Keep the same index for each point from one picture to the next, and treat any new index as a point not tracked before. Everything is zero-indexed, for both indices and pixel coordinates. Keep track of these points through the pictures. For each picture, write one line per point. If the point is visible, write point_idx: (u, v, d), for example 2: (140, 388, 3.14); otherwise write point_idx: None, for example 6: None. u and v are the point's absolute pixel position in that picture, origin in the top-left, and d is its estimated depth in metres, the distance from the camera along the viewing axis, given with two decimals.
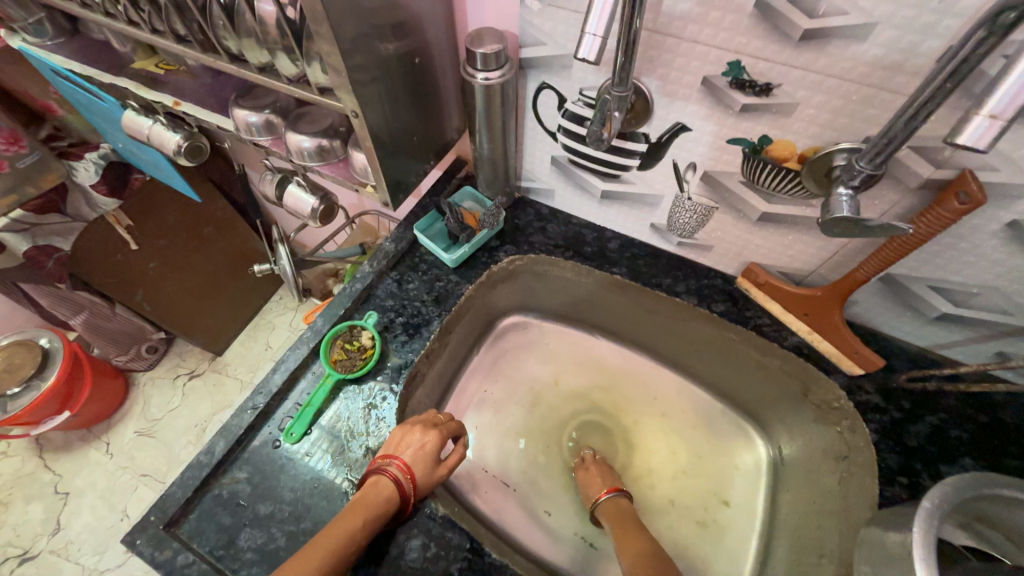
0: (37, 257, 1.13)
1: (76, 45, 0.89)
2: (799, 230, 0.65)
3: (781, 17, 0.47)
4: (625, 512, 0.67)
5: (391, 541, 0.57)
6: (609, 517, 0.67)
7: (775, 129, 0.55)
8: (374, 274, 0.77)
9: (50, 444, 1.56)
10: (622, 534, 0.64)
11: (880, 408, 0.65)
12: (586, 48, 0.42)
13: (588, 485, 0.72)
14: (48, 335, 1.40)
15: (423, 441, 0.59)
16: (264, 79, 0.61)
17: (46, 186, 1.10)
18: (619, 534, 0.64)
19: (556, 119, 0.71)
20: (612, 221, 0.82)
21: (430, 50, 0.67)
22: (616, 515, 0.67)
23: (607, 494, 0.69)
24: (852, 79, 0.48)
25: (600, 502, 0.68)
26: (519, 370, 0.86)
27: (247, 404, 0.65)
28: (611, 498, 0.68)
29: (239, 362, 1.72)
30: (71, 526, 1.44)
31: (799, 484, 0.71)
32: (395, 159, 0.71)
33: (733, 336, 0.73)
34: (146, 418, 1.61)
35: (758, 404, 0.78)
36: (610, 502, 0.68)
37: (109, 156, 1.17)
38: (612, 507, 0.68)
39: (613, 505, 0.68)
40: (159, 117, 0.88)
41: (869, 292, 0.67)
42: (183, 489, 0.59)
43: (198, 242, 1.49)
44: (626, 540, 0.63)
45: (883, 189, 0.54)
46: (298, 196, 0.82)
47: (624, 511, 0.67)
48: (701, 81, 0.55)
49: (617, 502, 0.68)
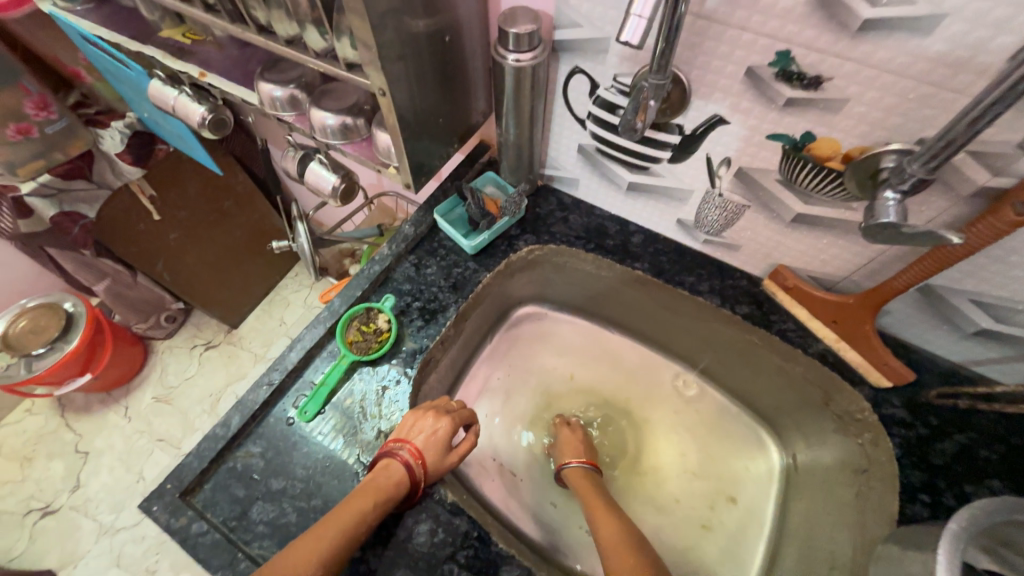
0: (64, 223, 1.15)
1: (105, 11, 0.88)
2: (835, 234, 0.62)
3: (839, 6, 0.44)
4: (596, 482, 0.67)
5: (399, 524, 0.58)
6: (580, 485, 0.67)
7: (820, 125, 0.52)
8: (392, 257, 0.76)
9: (72, 405, 1.61)
10: (594, 503, 0.64)
11: (906, 422, 0.63)
12: (630, 31, 0.40)
13: (564, 450, 0.72)
14: (72, 299, 1.44)
15: (435, 427, 0.59)
16: (293, 53, 0.59)
17: (73, 153, 1.11)
18: (591, 504, 0.64)
19: (586, 106, 0.68)
20: (636, 215, 0.79)
21: (461, 29, 0.65)
22: (588, 487, 0.66)
23: (578, 463, 0.69)
24: (911, 76, 0.45)
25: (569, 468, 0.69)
26: (532, 360, 0.85)
27: (263, 380, 0.65)
28: (582, 468, 0.68)
29: (254, 336, 1.74)
30: (90, 484, 1.50)
31: (812, 494, 0.70)
32: (418, 141, 0.70)
33: (755, 339, 0.72)
34: (163, 385, 1.65)
35: (775, 410, 0.77)
36: (582, 471, 0.68)
37: (134, 125, 1.16)
38: (583, 476, 0.67)
39: (584, 475, 0.68)
40: (185, 88, 0.88)
41: (904, 302, 0.64)
42: (199, 459, 0.60)
43: (219, 215, 1.50)
44: (597, 509, 0.63)
45: (932, 195, 0.51)
46: (319, 174, 0.82)
47: (594, 481, 0.67)
48: (745, 72, 0.53)
49: (588, 474, 0.68)
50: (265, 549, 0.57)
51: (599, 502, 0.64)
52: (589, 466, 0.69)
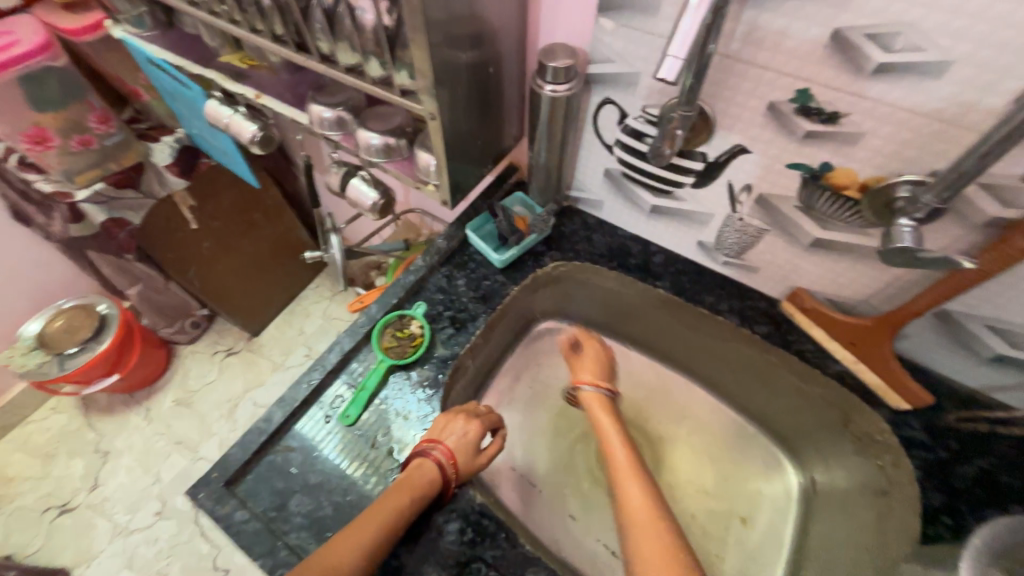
0: (112, 228, 1.23)
1: (171, 37, 0.97)
2: (852, 259, 0.65)
3: (856, 50, 0.48)
4: (606, 401, 0.78)
5: (429, 523, 0.60)
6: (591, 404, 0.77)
7: (838, 156, 0.56)
8: (426, 268, 0.80)
9: (96, 405, 1.65)
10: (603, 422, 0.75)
11: (925, 445, 0.64)
12: (667, 69, 0.44)
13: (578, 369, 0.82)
14: (106, 302, 1.50)
15: (466, 430, 0.62)
16: (352, 80, 0.65)
17: (126, 164, 1.19)
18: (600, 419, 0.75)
19: (614, 133, 0.73)
20: (658, 236, 0.83)
21: (501, 61, 0.71)
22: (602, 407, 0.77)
23: (591, 386, 0.79)
24: (925, 114, 0.49)
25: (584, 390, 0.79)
26: (554, 374, 0.88)
27: (303, 379, 0.69)
28: (593, 389, 0.79)
29: (274, 344, 1.79)
30: (108, 484, 1.53)
31: (833, 516, 0.71)
32: (457, 162, 0.75)
33: (773, 359, 0.74)
34: (184, 388, 1.69)
35: (791, 431, 0.78)
36: (591, 392, 0.79)
37: (183, 139, 1.25)
38: (596, 397, 0.77)
39: (597, 395, 0.78)
40: (239, 108, 0.95)
41: (920, 326, 0.66)
42: (243, 450, 0.63)
43: (250, 226, 1.57)
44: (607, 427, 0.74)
45: (946, 224, 0.54)
46: (360, 189, 0.87)
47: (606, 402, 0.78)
48: (766, 106, 0.57)
49: (601, 397, 0.78)
50: (303, 540, 0.59)
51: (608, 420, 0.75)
52: (603, 389, 0.79)
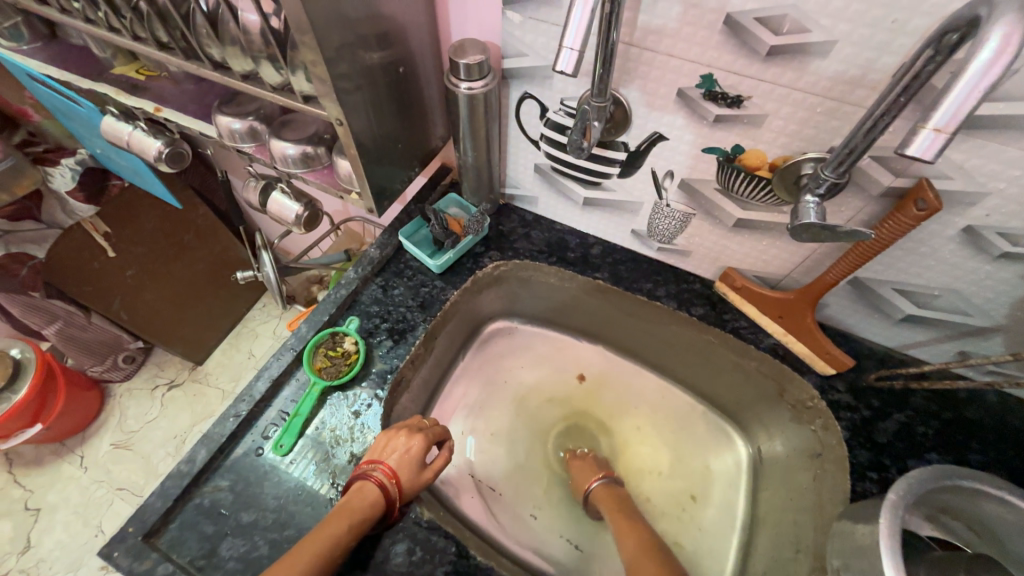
0: (9, 265, 1.12)
1: (55, 50, 0.87)
2: (772, 235, 0.68)
3: (748, 33, 0.49)
4: (621, 500, 0.71)
5: (376, 545, 0.57)
6: (606, 504, 0.70)
7: (746, 138, 0.58)
8: (359, 280, 0.77)
9: (20, 460, 1.50)
10: (623, 525, 0.67)
11: (851, 406, 0.68)
12: (564, 61, 0.44)
13: (581, 473, 0.75)
14: (20, 345, 1.36)
15: (408, 446, 0.59)
16: (248, 88, 0.61)
17: (19, 194, 1.06)
18: (619, 526, 0.67)
19: (538, 128, 0.72)
20: (594, 227, 0.83)
21: (414, 59, 0.68)
22: (612, 506, 0.69)
23: (600, 481, 0.72)
24: (817, 93, 0.51)
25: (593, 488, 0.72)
26: (506, 374, 0.87)
27: (229, 412, 0.64)
28: (604, 484, 0.72)
29: (221, 371, 1.68)
30: (43, 543, 1.39)
31: (776, 482, 0.73)
32: (379, 167, 0.72)
33: (711, 338, 0.76)
34: (123, 429, 1.57)
35: (737, 406, 0.80)
36: (604, 489, 0.71)
37: (87, 161, 1.14)
38: (607, 495, 0.70)
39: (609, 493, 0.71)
40: (140, 123, 0.87)
41: (839, 295, 0.70)
42: (162, 499, 0.58)
43: (179, 248, 1.46)
44: (624, 532, 0.66)
45: (848, 197, 0.57)
46: (281, 202, 0.82)
47: (619, 501, 0.70)
48: (676, 93, 0.57)
49: (612, 491, 0.71)
50: None
51: (627, 523, 0.67)
52: (611, 482, 0.72)
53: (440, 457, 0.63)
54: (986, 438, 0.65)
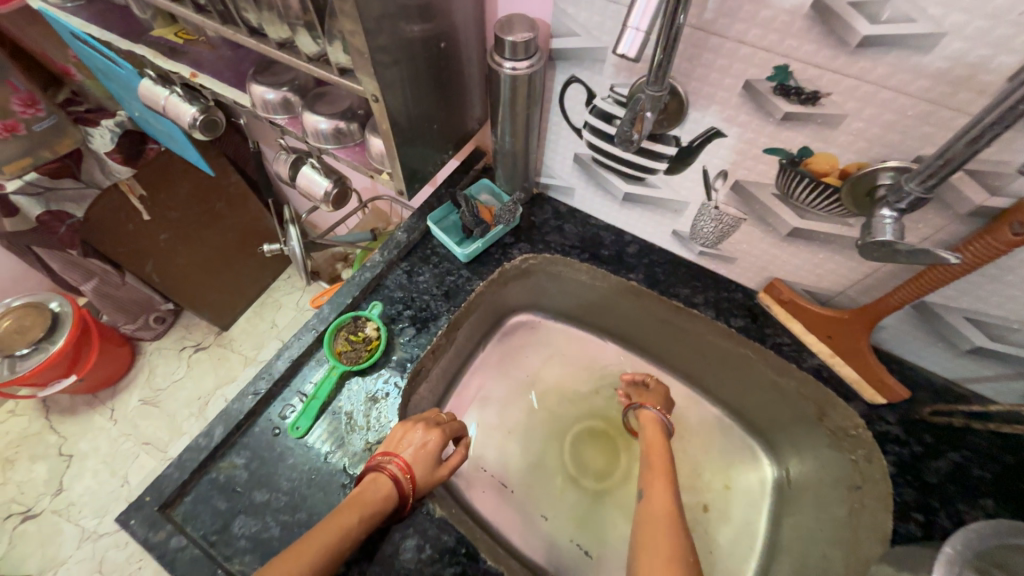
0: (50, 223, 1.13)
1: (97, 9, 0.86)
2: (831, 249, 0.62)
3: (838, 20, 0.44)
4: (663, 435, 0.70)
5: (385, 539, 0.56)
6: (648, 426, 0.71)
7: (817, 140, 0.52)
8: (384, 264, 0.75)
9: (56, 407, 1.58)
10: (652, 446, 0.69)
11: (900, 439, 0.63)
12: (627, 43, 0.40)
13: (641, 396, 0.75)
14: (59, 299, 1.41)
15: (425, 440, 0.58)
16: (285, 56, 0.59)
17: (62, 151, 1.08)
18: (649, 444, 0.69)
19: (583, 115, 0.68)
20: (632, 225, 0.79)
21: (457, 34, 0.64)
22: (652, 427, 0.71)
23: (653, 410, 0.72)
24: (911, 93, 0.45)
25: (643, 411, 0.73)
26: (526, 370, 0.84)
27: (248, 389, 0.64)
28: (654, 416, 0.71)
29: (245, 339, 1.72)
30: (74, 487, 1.47)
31: (804, 508, 0.69)
32: (412, 147, 0.68)
33: (749, 352, 0.70)
34: (151, 386, 1.62)
35: (768, 424, 0.75)
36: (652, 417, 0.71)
37: (125, 124, 1.13)
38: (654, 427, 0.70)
39: (655, 425, 0.71)
40: (176, 88, 0.86)
41: (899, 318, 0.64)
42: (180, 470, 0.59)
43: (211, 216, 1.48)
44: (654, 464, 0.66)
45: (929, 213, 0.51)
46: (312, 178, 0.80)
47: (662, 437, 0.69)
48: (742, 85, 0.52)
49: (661, 426, 0.71)
50: (245, 565, 0.55)
51: (658, 440, 0.69)
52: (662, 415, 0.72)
53: (455, 455, 0.62)
54: None
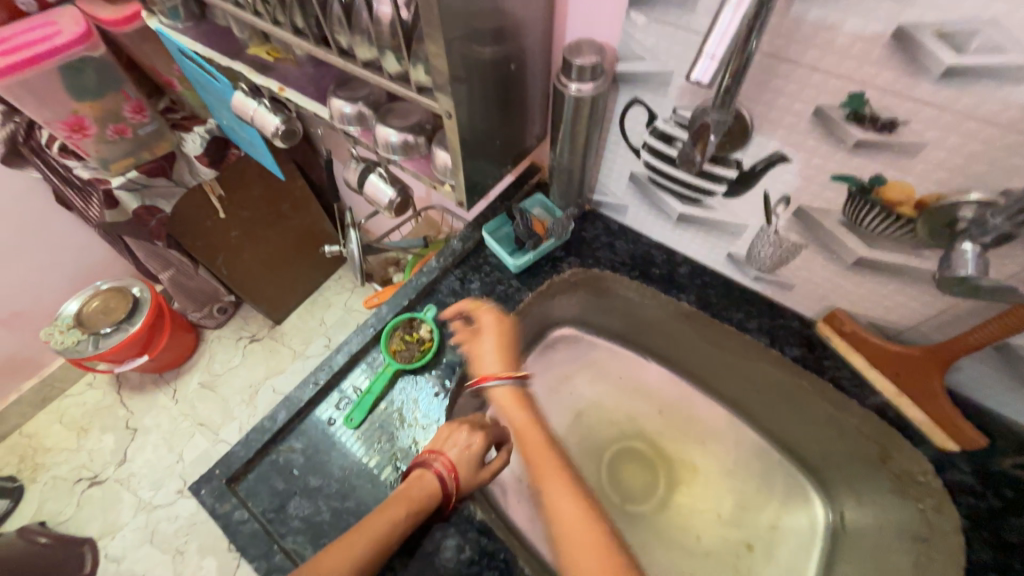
0: (143, 215, 1.26)
1: (203, 29, 0.96)
2: (902, 281, 0.59)
3: (921, 50, 0.43)
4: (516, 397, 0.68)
5: (427, 535, 0.58)
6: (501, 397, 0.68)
7: (892, 168, 0.50)
8: (439, 270, 0.78)
9: (127, 384, 1.72)
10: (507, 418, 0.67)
11: (977, 492, 0.58)
12: (700, 70, 0.41)
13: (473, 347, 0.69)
14: (140, 285, 1.55)
15: (469, 442, 0.60)
16: (368, 75, 0.65)
17: (159, 153, 1.21)
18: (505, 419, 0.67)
19: (642, 136, 0.69)
20: (684, 245, 0.78)
21: (525, 56, 0.68)
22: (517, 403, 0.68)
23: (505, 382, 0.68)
24: (1000, 124, 0.43)
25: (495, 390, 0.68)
26: (569, 385, 0.84)
27: (309, 378, 0.68)
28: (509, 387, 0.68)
29: (295, 333, 1.82)
30: (135, 460, 1.59)
31: (862, 557, 0.64)
32: (475, 161, 0.72)
33: (806, 385, 0.68)
34: (209, 371, 1.75)
35: (823, 462, 0.72)
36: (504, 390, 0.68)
37: (213, 131, 1.25)
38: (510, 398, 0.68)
39: (506, 394, 0.68)
40: (264, 101, 0.95)
41: (977, 359, 0.60)
42: (246, 449, 0.63)
43: (276, 217, 1.59)
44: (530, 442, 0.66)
45: (1017, 249, 0.48)
46: (377, 186, 0.86)
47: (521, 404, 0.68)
48: (813, 110, 0.52)
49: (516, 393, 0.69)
50: (298, 545, 0.58)
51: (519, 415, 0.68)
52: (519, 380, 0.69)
53: (498, 460, 0.63)
54: None
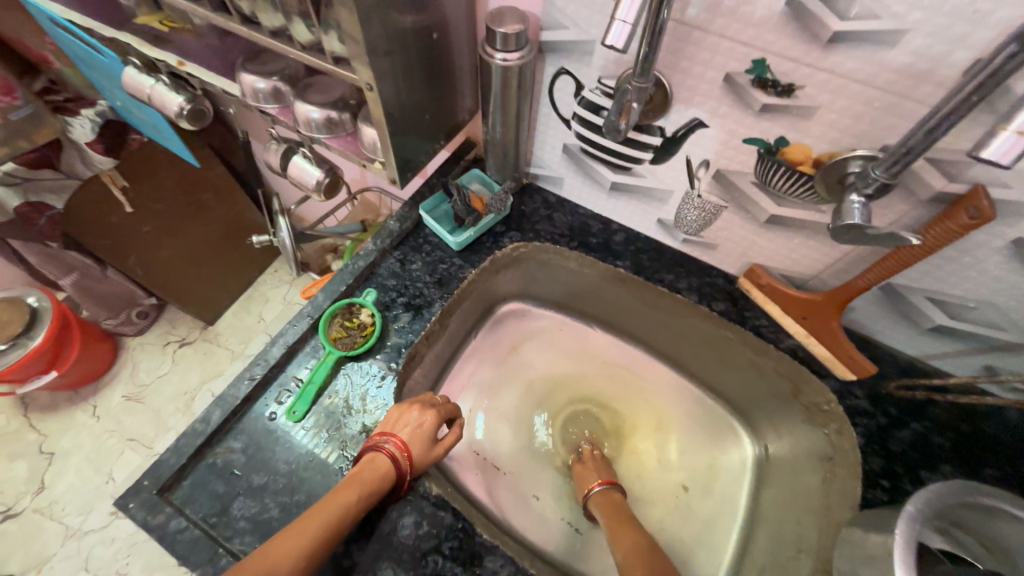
0: (29, 214, 1.11)
1: None
2: (805, 234, 0.65)
3: (811, 17, 0.46)
4: (619, 507, 0.67)
5: (383, 516, 0.58)
6: (601, 508, 0.67)
7: (793, 130, 0.55)
8: (377, 252, 0.76)
9: (36, 404, 1.54)
10: (617, 528, 0.64)
11: (868, 413, 0.67)
12: (614, 35, 0.42)
13: (583, 478, 0.72)
14: (37, 294, 1.37)
15: (421, 420, 0.60)
16: (278, 45, 0.60)
17: (40, 140, 1.04)
18: (614, 529, 0.64)
19: (571, 107, 0.70)
20: (619, 213, 0.81)
21: (449, 25, 0.66)
22: (608, 505, 0.67)
23: (600, 487, 0.69)
24: (877, 86, 0.48)
25: (593, 493, 0.69)
26: (519, 357, 0.86)
27: (244, 375, 0.64)
28: (604, 491, 0.69)
29: (231, 333, 1.70)
30: (56, 486, 1.44)
31: (783, 482, 0.72)
32: (405, 137, 0.70)
33: (729, 335, 0.74)
34: (135, 382, 1.60)
35: (750, 404, 0.79)
36: (603, 496, 0.68)
37: (106, 113, 1.10)
38: (606, 502, 0.67)
39: (608, 500, 0.67)
40: (162, 77, 0.85)
41: (868, 300, 0.68)
42: (177, 455, 0.59)
43: (195, 208, 1.46)
44: (620, 536, 0.62)
45: (893, 199, 0.55)
46: (303, 167, 0.81)
47: (618, 510, 0.67)
48: (723, 77, 0.55)
49: (611, 500, 0.68)
50: (246, 545, 0.56)
51: (623, 523, 0.65)
52: (611, 489, 0.69)
53: (452, 437, 0.63)
54: (1002, 453, 0.64)
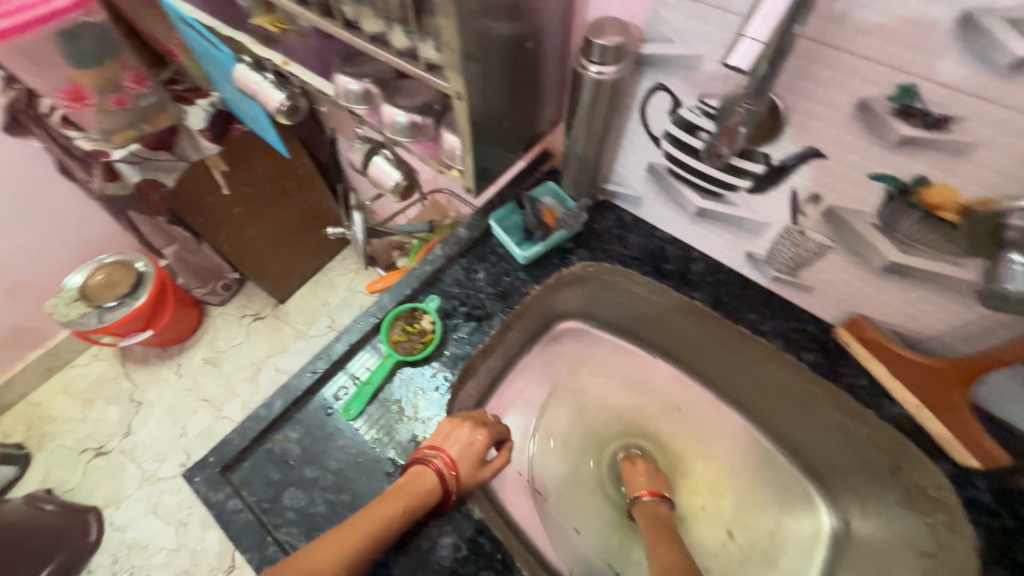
0: (145, 189, 1.27)
1: None
2: (934, 289, 0.56)
3: (986, 40, 0.39)
4: (664, 522, 0.65)
5: (423, 533, 0.57)
6: (644, 519, 0.65)
7: (937, 169, 0.47)
8: (444, 258, 0.76)
9: (132, 356, 1.72)
10: (657, 539, 0.62)
11: (995, 512, 0.55)
12: (740, 56, 0.38)
13: (631, 480, 0.70)
14: (144, 260, 1.53)
15: (471, 439, 0.58)
16: (375, 49, 0.61)
17: (160, 126, 1.16)
18: (654, 539, 0.62)
19: (664, 124, 0.65)
20: (702, 241, 0.74)
21: (544, 34, 0.64)
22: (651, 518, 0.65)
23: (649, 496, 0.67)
24: None
25: (640, 500, 0.67)
26: (574, 379, 0.81)
27: (307, 367, 0.66)
28: (652, 501, 0.67)
29: (298, 313, 1.81)
30: (139, 432, 1.60)
31: (866, 568, 0.63)
32: (484, 145, 0.68)
33: (818, 391, 0.66)
34: (214, 347, 1.74)
35: (830, 470, 0.70)
36: (651, 506, 0.66)
37: (218, 105, 1.21)
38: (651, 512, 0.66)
39: (653, 510, 0.66)
40: (268, 74, 0.90)
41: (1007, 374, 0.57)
42: (241, 437, 0.62)
43: (281, 194, 1.56)
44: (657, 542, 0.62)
45: None
46: (382, 167, 0.83)
47: (662, 522, 0.65)
48: (854, 103, 0.48)
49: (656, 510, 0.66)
50: (291, 536, 0.57)
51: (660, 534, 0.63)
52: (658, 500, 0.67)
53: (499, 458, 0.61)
54: None
